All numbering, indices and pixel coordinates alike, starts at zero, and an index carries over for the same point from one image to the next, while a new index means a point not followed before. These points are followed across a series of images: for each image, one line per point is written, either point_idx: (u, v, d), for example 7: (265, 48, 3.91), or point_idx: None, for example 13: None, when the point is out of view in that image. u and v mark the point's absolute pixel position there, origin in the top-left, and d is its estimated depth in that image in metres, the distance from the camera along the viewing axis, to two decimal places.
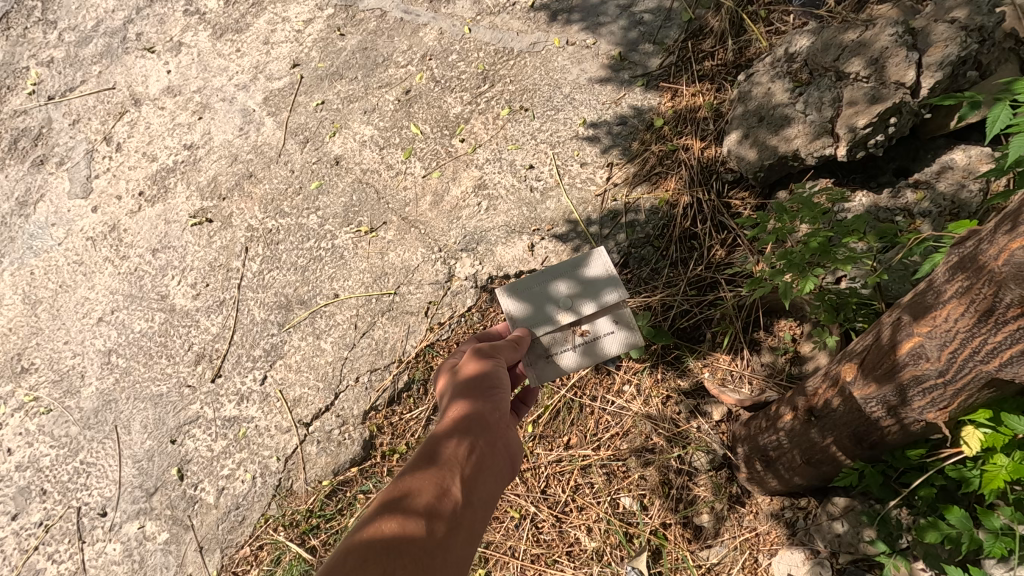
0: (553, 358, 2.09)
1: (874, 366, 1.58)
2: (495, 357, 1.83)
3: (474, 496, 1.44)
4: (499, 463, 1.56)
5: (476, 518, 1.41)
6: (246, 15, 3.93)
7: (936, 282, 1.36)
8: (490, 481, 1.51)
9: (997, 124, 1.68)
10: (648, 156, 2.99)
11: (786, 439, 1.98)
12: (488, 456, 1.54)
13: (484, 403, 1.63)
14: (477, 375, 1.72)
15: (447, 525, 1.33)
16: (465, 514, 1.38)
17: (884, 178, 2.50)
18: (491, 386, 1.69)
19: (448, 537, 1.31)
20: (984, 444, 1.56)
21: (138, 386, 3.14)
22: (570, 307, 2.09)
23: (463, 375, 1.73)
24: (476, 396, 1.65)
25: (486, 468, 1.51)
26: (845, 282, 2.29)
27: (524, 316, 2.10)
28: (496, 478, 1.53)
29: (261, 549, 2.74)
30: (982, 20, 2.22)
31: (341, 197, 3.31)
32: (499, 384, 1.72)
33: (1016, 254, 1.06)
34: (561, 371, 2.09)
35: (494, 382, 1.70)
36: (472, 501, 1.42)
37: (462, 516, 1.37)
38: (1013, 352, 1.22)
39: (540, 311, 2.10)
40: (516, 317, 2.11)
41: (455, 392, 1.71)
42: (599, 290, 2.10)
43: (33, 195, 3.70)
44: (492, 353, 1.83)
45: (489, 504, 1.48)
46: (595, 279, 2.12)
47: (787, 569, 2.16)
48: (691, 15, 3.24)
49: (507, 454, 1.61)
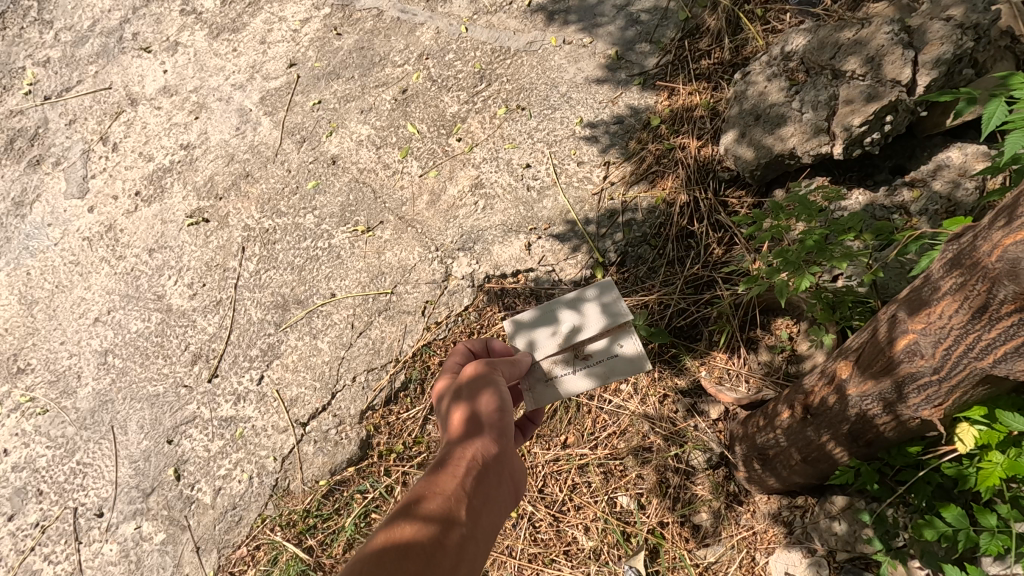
0: (553, 381, 2.04)
1: (870, 363, 1.58)
2: (499, 371, 1.78)
3: (480, 521, 1.43)
4: (505, 487, 1.55)
5: (481, 545, 1.40)
6: (243, 15, 3.93)
7: (931, 277, 1.36)
8: (496, 506, 1.50)
9: (993, 120, 1.67)
10: (645, 155, 2.99)
11: (783, 437, 1.98)
12: (494, 480, 1.52)
13: (491, 420, 1.61)
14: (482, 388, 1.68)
15: (453, 551, 1.32)
16: (471, 539, 1.38)
17: (881, 176, 2.50)
18: (499, 401, 1.65)
19: (456, 558, 1.31)
20: (978, 441, 1.57)
21: (135, 386, 3.13)
22: (572, 319, 2.09)
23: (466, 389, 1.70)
24: (482, 411, 1.62)
25: (492, 491, 1.50)
26: (842, 280, 2.29)
27: (525, 329, 2.10)
28: (501, 504, 1.52)
29: (258, 549, 2.73)
30: (978, 18, 2.22)
31: (338, 197, 3.30)
32: (507, 399, 1.69)
33: (1009, 250, 1.07)
34: (561, 393, 2.03)
35: (500, 394, 1.67)
36: (478, 526, 1.41)
37: (468, 541, 1.36)
38: (1007, 348, 1.21)
39: (542, 322, 2.10)
40: (516, 330, 2.10)
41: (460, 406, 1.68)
42: (602, 307, 2.09)
43: (30, 195, 3.69)
44: (496, 367, 1.78)
45: (494, 529, 1.46)
46: (604, 295, 2.10)
47: (784, 568, 2.18)
48: (688, 14, 3.24)
49: (512, 477, 1.59)
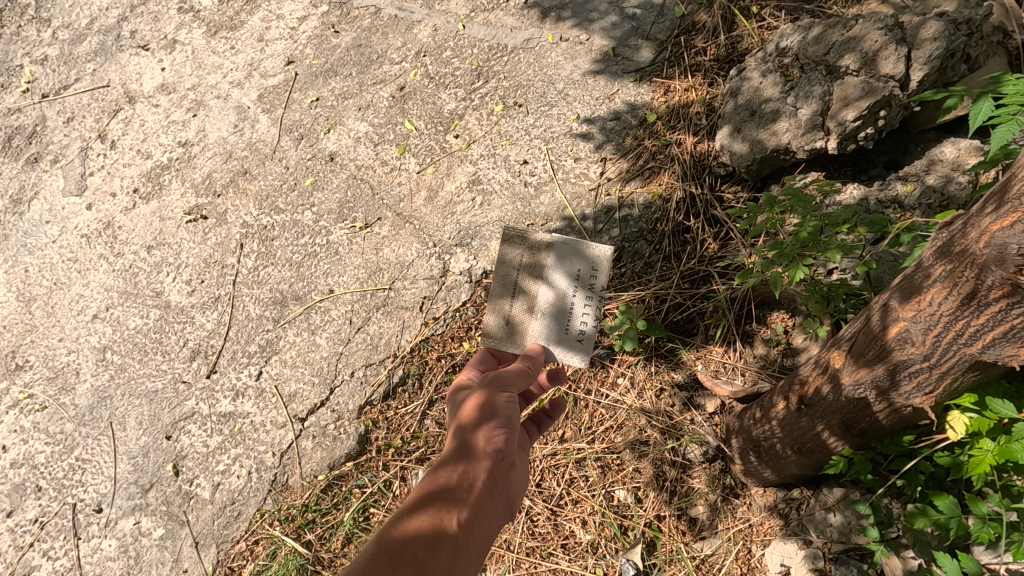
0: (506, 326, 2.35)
1: (863, 352, 1.60)
2: (509, 388, 1.89)
3: (472, 532, 1.53)
4: (496, 502, 1.66)
5: (472, 558, 1.49)
6: (241, 12, 3.94)
7: (923, 265, 1.38)
8: (486, 522, 1.60)
9: (980, 117, 1.67)
10: (641, 151, 3.00)
11: (778, 428, 2.00)
12: (487, 496, 1.63)
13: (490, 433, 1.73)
14: (486, 402, 1.79)
15: (444, 562, 1.41)
16: (463, 550, 1.47)
17: (875, 171, 2.54)
18: (502, 417, 1.76)
19: (452, 555, 1.43)
20: (969, 428, 1.56)
21: (133, 383, 3.14)
22: (575, 299, 2.33)
23: (472, 404, 1.82)
24: (481, 424, 1.74)
25: (488, 500, 1.63)
26: (836, 273, 2.32)
27: (561, 337, 2.33)
28: (493, 520, 1.63)
29: (257, 543, 2.73)
30: (970, 13, 2.25)
31: (336, 193, 3.32)
32: (510, 413, 1.81)
33: (996, 236, 1.10)
34: (492, 318, 2.36)
35: (506, 400, 1.82)
36: (471, 539, 1.52)
37: (460, 553, 1.46)
38: (995, 334, 1.23)
39: (568, 320, 2.32)
40: (565, 351, 2.31)
41: (462, 417, 1.81)
42: (583, 270, 2.34)
43: (28, 193, 3.69)
44: (506, 384, 1.89)
45: (488, 536, 1.59)
46: (583, 268, 2.35)
47: (780, 560, 2.19)
48: (683, 11, 3.26)
49: (503, 493, 1.71)
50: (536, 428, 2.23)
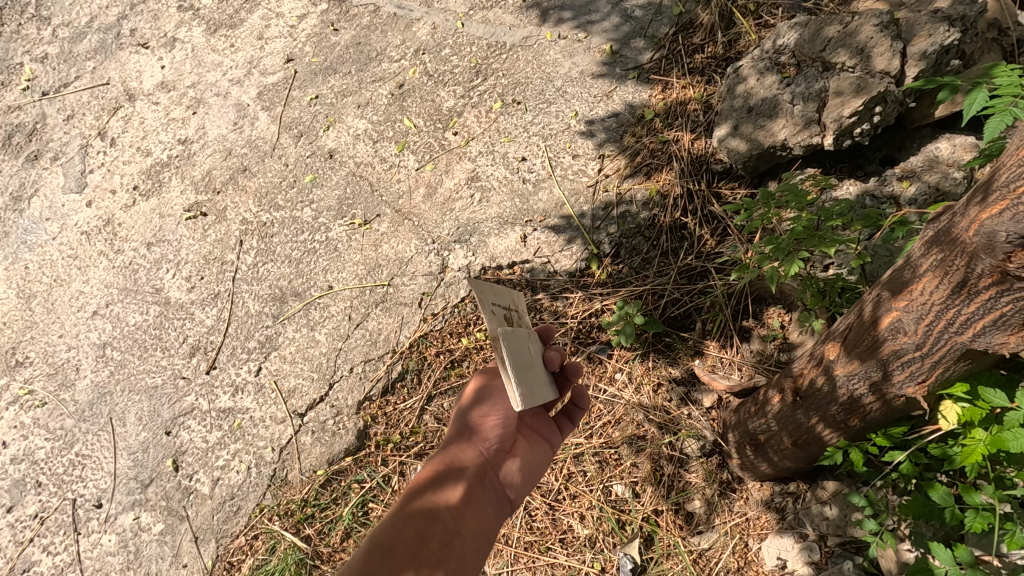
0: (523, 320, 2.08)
1: (856, 343, 1.62)
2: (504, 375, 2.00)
3: (464, 518, 1.74)
4: (487, 491, 1.86)
5: (465, 541, 1.69)
6: (241, 11, 3.97)
7: (913, 257, 1.40)
8: (478, 509, 1.80)
9: (974, 106, 1.67)
10: (638, 148, 3.02)
11: (774, 422, 2.03)
12: (476, 486, 1.83)
13: (484, 422, 1.90)
14: (479, 392, 1.94)
15: (438, 548, 1.61)
16: (455, 535, 1.67)
17: (871, 167, 2.55)
18: (494, 408, 1.91)
19: (444, 540, 1.64)
20: (961, 418, 1.57)
21: (133, 378, 3.15)
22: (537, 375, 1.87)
23: (466, 395, 1.99)
24: (475, 412, 1.92)
25: (478, 491, 1.83)
26: (833, 269, 2.35)
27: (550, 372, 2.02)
28: (485, 507, 1.83)
29: (256, 538, 2.74)
30: (965, 10, 2.27)
31: (335, 189, 3.33)
32: (503, 401, 1.93)
33: (985, 224, 1.11)
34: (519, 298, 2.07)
35: (496, 389, 1.95)
36: (463, 525, 1.72)
37: (452, 537, 1.66)
38: (985, 321, 1.25)
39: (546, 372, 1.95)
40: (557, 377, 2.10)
41: (460, 407, 1.98)
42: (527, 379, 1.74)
43: (27, 190, 3.70)
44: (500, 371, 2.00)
45: (482, 521, 1.79)
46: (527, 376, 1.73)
47: (776, 553, 2.20)
48: (681, 9, 3.28)
49: (495, 482, 1.90)
50: (570, 421, 2.18)
